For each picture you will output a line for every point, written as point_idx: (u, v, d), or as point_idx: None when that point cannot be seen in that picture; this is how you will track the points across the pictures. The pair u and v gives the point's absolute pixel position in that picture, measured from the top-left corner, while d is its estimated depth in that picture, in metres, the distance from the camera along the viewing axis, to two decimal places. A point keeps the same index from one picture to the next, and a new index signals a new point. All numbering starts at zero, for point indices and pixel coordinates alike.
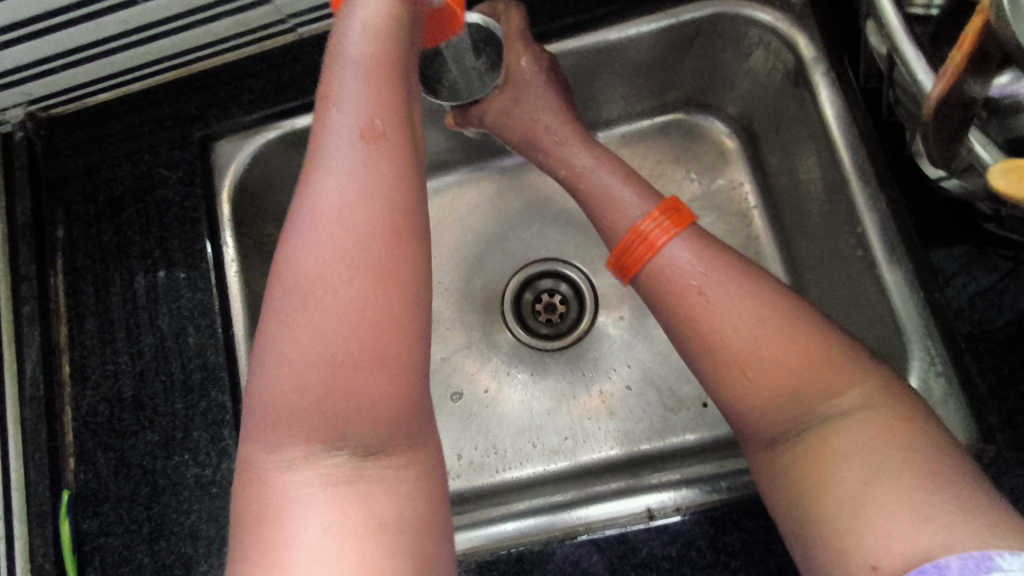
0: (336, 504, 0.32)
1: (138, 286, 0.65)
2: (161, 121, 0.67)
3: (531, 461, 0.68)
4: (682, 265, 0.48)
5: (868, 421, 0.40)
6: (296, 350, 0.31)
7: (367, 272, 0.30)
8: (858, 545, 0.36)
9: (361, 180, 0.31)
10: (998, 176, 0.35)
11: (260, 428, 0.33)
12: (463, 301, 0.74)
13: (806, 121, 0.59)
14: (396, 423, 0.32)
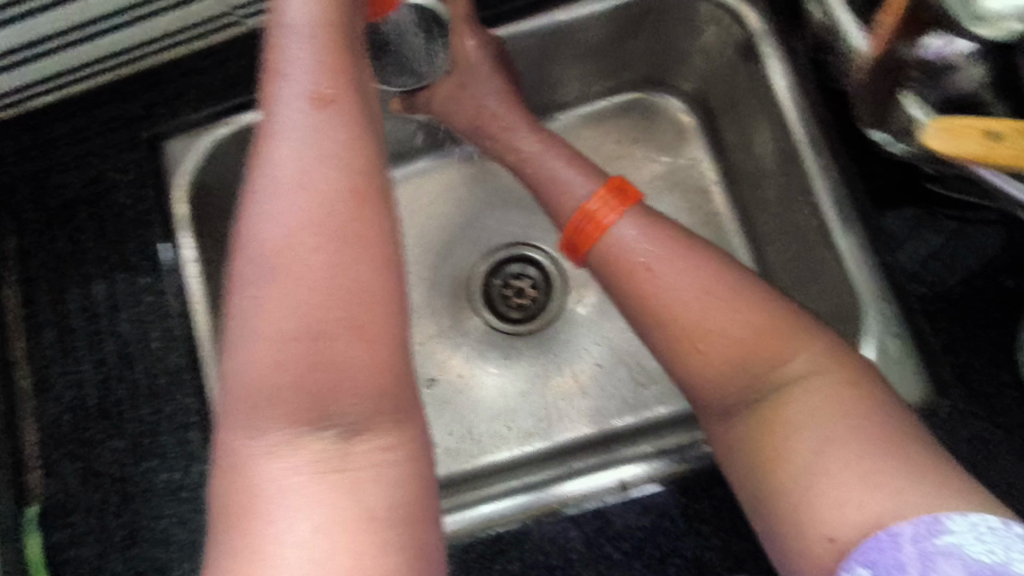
0: (319, 496, 0.28)
1: (98, 293, 0.64)
2: (107, 124, 0.66)
3: (506, 444, 0.68)
4: (629, 243, 0.48)
5: (820, 387, 0.40)
6: (265, 324, 0.27)
7: (339, 234, 0.28)
8: (814, 517, 0.36)
9: (322, 138, 0.28)
10: (932, 136, 0.36)
11: (230, 420, 0.29)
12: (431, 290, 0.73)
13: (756, 95, 0.58)
14: (383, 397, 0.29)
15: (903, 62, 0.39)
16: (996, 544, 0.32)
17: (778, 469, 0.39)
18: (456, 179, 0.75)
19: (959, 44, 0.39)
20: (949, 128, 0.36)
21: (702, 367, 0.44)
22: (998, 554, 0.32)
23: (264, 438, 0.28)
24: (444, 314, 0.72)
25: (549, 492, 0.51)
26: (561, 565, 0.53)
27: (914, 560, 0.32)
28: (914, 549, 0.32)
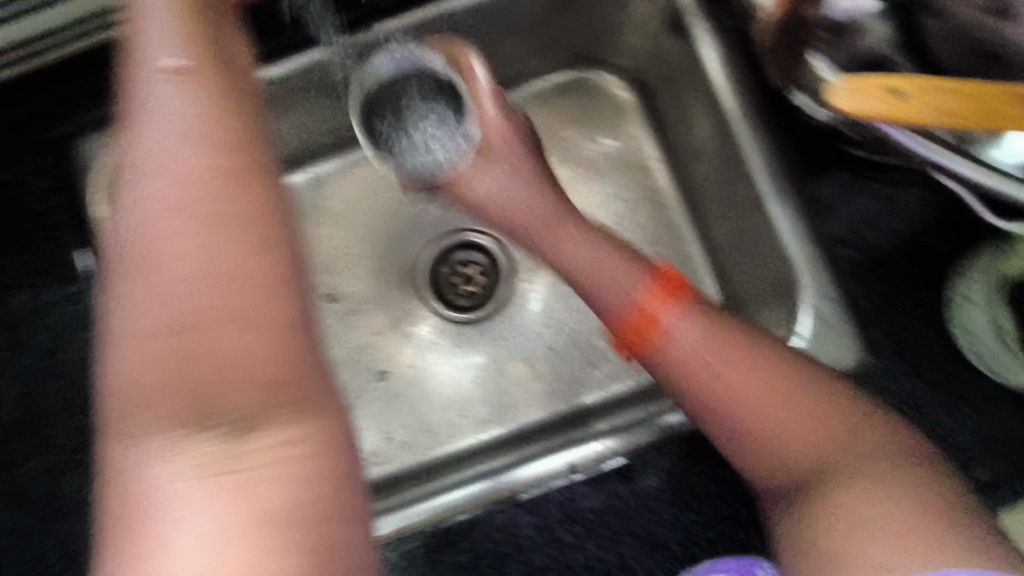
0: (207, 501, 0.25)
1: (19, 304, 0.62)
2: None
3: (461, 433, 0.67)
4: (688, 345, 0.47)
5: (879, 466, 0.40)
6: (138, 318, 0.26)
7: (205, 213, 0.26)
8: (849, 561, 0.37)
9: (179, 118, 0.28)
10: (838, 93, 0.40)
11: (106, 431, 0.26)
12: (375, 282, 0.71)
13: (689, 67, 0.57)
14: (274, 388, 0.26)
15: (805, 20, 0.41)
16: None
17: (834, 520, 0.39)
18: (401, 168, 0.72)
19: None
20: (855, 87, 0.39)
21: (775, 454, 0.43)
22: None
23: (141, 446, 0.25)
24: (391, 306, 0.70)
25: (502, 482, 0.50)
26: (512, 553, 0.52)
27: None
28: None
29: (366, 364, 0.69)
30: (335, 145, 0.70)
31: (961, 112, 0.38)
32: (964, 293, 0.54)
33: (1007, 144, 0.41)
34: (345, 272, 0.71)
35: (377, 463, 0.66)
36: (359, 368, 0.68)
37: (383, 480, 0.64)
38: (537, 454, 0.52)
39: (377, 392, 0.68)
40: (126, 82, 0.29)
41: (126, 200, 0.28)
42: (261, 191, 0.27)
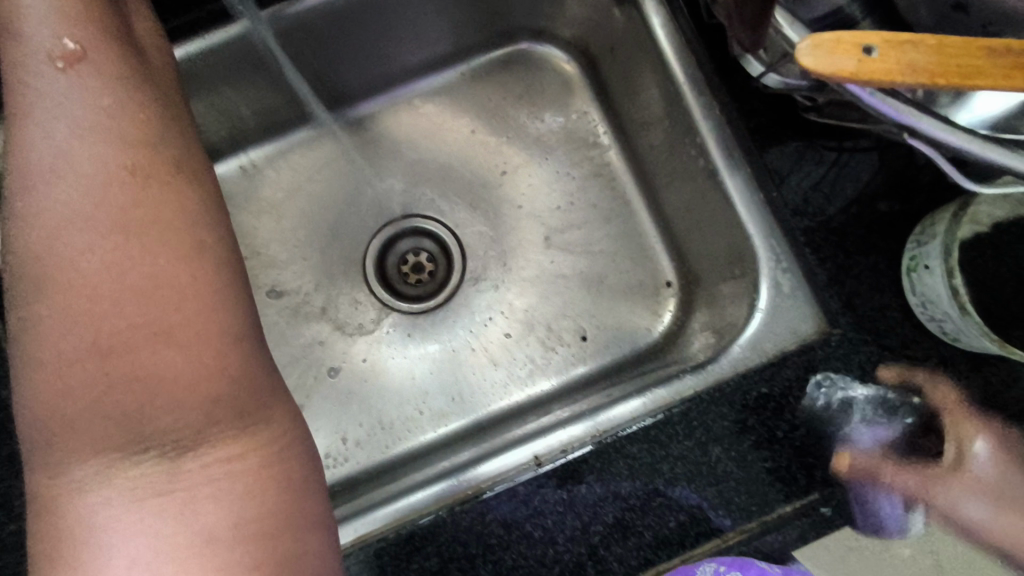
0: (141, 527, 0.27)
1: None
2: None
3: (420, 429, 0.64)
4: None
5: None
6: (58, 341, 0.28)
7: (120, 235, 0.30)
8: None
9: (89, 152, 0.31)
10: (806, 53, 0.29)
11: (32, 455, 0.28)
12: (319, 275, 0.67)
13: (635, 37, 0.56)
14: (213, 406, 0.29)
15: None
16: None
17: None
18: (339, 153, 0.68)
19: None
20: (822, 43, 0.29)
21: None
22: None
23: (70, 469, 0.27)
24: (338, 299, 0.67)
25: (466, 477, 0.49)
26: (479, 554, 0.46)
27: None
28: None
29: (317, 362, 0.65)
30: (266, 129, 0.66)
31: (940, 69, 0.29)
32: (920, 259, 0.46)
33: (971, 107, 0.35)
34: (288, 264, 0.67)
35: (330, 466, 0.62)
36: (308, 366, 0.65)
37: (339, 483, 0.61)
38: (506, 450, 0.51)
39: (324, 394, 0.65)
40: (20, 122, 0.32)
41: (32, 228, 0.30)
42: (175, 213, 0.31)
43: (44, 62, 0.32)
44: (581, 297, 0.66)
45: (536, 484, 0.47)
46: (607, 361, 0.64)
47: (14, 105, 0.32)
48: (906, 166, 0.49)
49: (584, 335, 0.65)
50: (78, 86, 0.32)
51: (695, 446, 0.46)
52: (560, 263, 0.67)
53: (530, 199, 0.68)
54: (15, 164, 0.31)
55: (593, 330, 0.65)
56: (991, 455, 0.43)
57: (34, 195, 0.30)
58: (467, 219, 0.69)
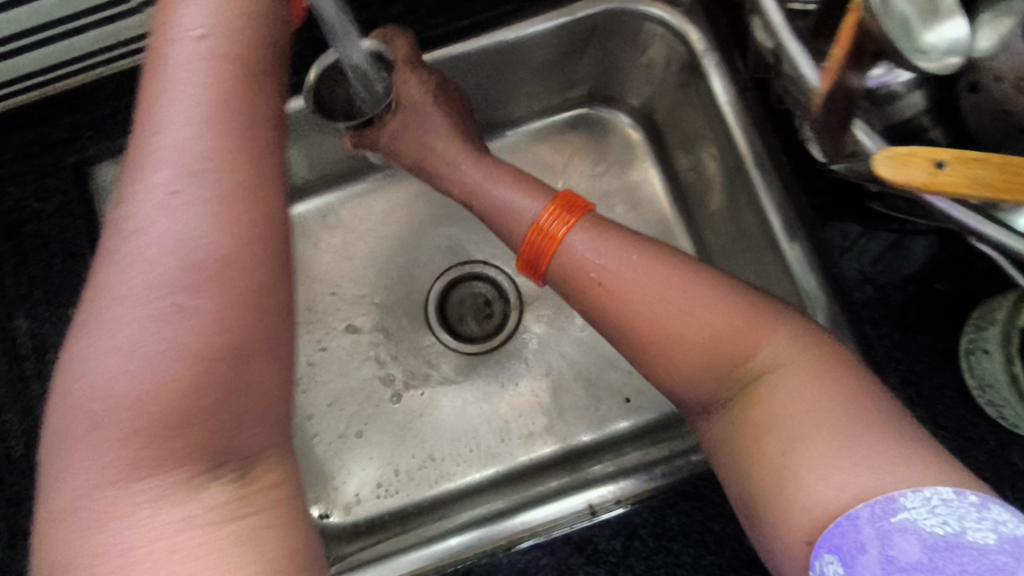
0: (215, 559, 0.25)
1: (20, 333, 0.59)
2: (24, 148, 0.58)
3: (470, 467, 0.66)
4: (584, 258, 0.47)
5: (696, 318, 0.42)
6: (159, 345, 0.25)
7: (241, 244, 0.27)
8: (685, 388, 0.43)
9: (225, 151, 0.27)
10: (882, 163, 0.31)
11: (84, 446, 0.25)
12: (384, 314, 0.71)
13: (703, 109, 0.58)
14: (280, 425, 0.29)
15: (853, 93, 0.32)
16: (949, 516, 0.30)
17: (650, 341, 0.43)
18: (411, 200, 0.73)
19: (903, 75, 0.37)
20: (896, 154, 0.31)
21: (671, 361, 0.43)
22: (952, 524, 0.30)
23: (137, 479, 0.25)
24: (401, 336, 0.70)
25: (510, 524, 0.52)
26: None
27: (873, 539, 0.31)
28: (874, 531, 0.31)
29: (377, 394, 0.68)
30: (345, 174, 0.71)
31: (1004, 185, 0.31)
32: (979, 343, 0.50)
33: None
34: (355, 301, 0.71)
35: (380, 496, 0.66)
36: (369, 398, 0.68)
37: (392, 513, 0.65)
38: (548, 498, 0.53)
39: (378, 425, 0.68)
40: (153, 104, 0.28)
41: (141, 216, 0.26)
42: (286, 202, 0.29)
43: (204, 57, 0.28)
44: None
45: (591, 533, 0.54)
46: (652, 416, 0.66)
47: (147, 82, 0.29)
48: (964, 254, 0.53)
49: (627, 397, 0.67)
50: (238, 77, 0.29)
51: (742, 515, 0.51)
52: None
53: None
54: (140, 111, 0.28)
55: (636, 393, 0.67)
56: (419, 94, 0.55)
57: (146, 183, 0.27)
58: None
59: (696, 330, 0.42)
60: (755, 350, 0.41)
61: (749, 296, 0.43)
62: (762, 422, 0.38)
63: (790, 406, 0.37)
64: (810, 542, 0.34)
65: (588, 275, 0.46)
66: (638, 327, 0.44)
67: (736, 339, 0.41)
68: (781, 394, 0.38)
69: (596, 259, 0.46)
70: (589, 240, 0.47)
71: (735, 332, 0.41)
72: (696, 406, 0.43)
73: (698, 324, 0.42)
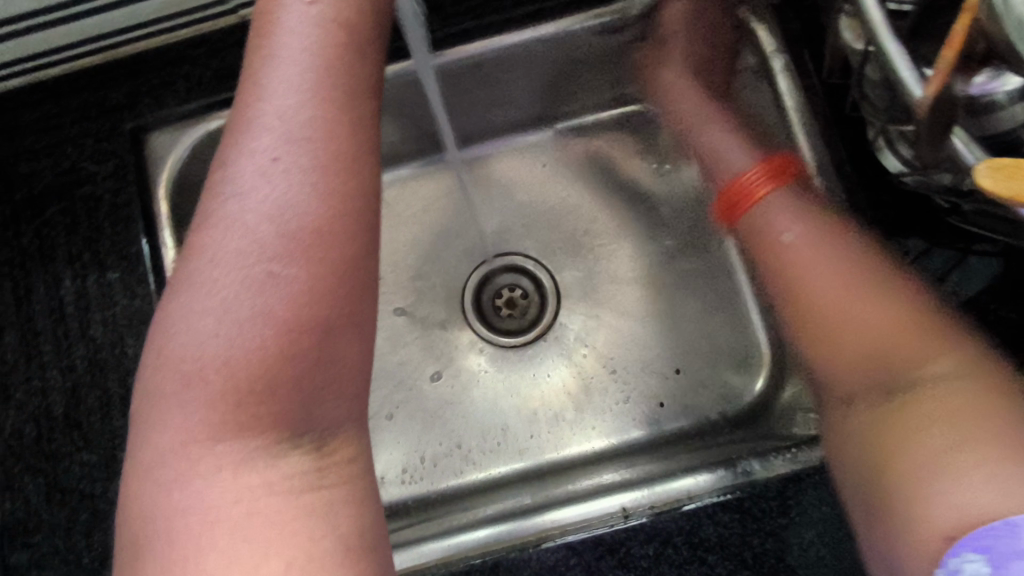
0: (291, 527, 0.29)
1: (67, 293, 0.59)
2: (84, 110, 0.59)
3: (497, 462, 0.66)
4: (778, 223, 0.47)
5: (877, 308, 0.40)
6: (252, 307, 0.30)
7: (331, 224, 0.31)
8: (839, 383, 0.42)
9: (319, 127, 0.33)
10: (983, 175, 0.29)
11: (175, 402, 0.30)
12: (422, 299, 0.70)
13: (763, 115, 0.57)
14: (357, 401, 0.33)
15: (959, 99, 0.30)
16: None
17: (818, 318, 0.42)
18: (455, 186, 0.72)
19: (1010, 82, 0.35)
20: (999, 166, 0.29)
21: (830, 347, 0.42)
22: None
23: (223, 440, 0.30)
24: (438, 324, 0.69)
25: (540, 519, 0.53)
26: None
27: None
28: None
29: (411, 380, 0.68)
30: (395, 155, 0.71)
31: None
32: None
33: None
34: (393, 285, 0.70)
35: (405, 482, 0.66)
36: (399, 385, 0.68)
37: (415, 499, 0.65)
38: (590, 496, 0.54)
39: (411, 410, 0.67)
40: (264, 77, 0.34)
41: (245, 181, 0.32)
42: (368, 199, 0.33)
43: (313, 37, 0.35)
44: (674, 351, 0.67)
45: (624, 535, 0.53)
46: (686, 424, 0.65)
47: (259, 57, 0.35)
48: None
49: (661, 402, 0.66)
50: (333, 78, 0.34)
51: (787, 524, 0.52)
52: (657, 322, 0.68)
53: (644, 250, 0.69)
54: (245, 108, 0.34)
55: (671, 399, 0.66)
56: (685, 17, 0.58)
57: (250, 152, 0.32)
58: (568, 266, 0.70)
59: (867, 320, 0.40)
60: (925, 357, 0.38)
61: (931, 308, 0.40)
62: (911, 431, 0.36)
63: (960, 422, 0.35)
64: (949, 539, 0.32)
65: (773, 233, 0.47)
66: (812, 305, 0.42)
67: (912, 344, 0.39)
68: (944, 404, 0.36)
69: (787, 219, 0.47)
70: (785, 197, 0.48)
71: (911, 336, 0.39)
72: (838, 397, 0.42)
73: (874, 317, 0.40)
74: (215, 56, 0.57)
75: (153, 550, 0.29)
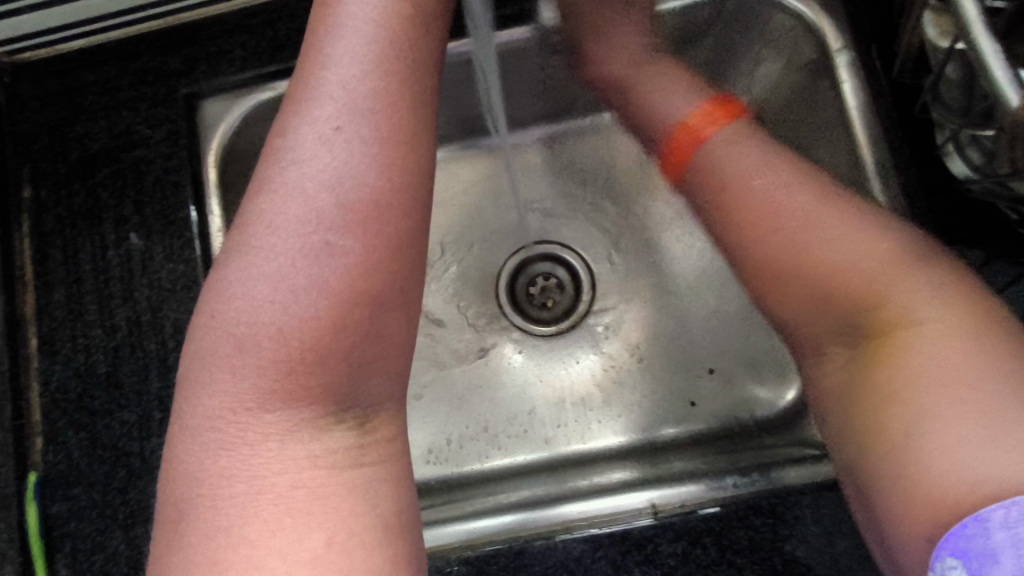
0: (331, 502, 0.31)
1: (115, 257, 0.61)
2: (141, 74, 0.60)
3: (519, 451, 0.66)
4: (729, 162, 0.46)
5: (842, 252, 0.41)
6: (308, 276, 0.30)
7: (391, 200, 0.31)
8: (806, 332, 0.43)
9: (382, 100, 0.33)
10: None
11: (227, 366, 0.31)
12: (456, 284, 0.70)
13: (817, 116, 0.56)
14: (399, 379, 0.34)
15: None
16: None
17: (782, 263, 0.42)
18: (496, 170, 0.72)
19: None
20: None
21: (790, 294, 0.42)
22: None
23: (272, 409, 0.31)
24: (470, 307, 0.69)
25: (561, 511, 0.53)
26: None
27: (1006, 547, 0.30)
28: (1007, 536, 0.30)
29: (440, 364, 0.68)
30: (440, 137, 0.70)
31: None
32: None
33: None
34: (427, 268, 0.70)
35: (429, 462, 0.66)
36: (429, 367, 0.68)
37: (437, 482, 0.65)
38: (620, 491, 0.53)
39: (439, 390, 0.67)
40: (325, 44, 0.34)
41: (306, 149, 0.31)
42: (424, 178, 0.33)
43: (379, 9, 0.35)
44: (710, 350, 0.66)
45: (652, 531, 0.53)
46: (716, 423, 0.64)
47: (321, 27, 0.35)
48: None
49: (693, 402, 0.65)
50: (397, 52, 0.34)
51: (821, 533, 0.52)
52: (692, 322, 0.67)
53: (682, 246, 0.68)
54: (307, 75, 0.33)
55: (704, 398, 0.65)
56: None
57: (312, 119, 0.32)
58: (607, 259, 0.69)
59: (833, 260, 0.41)
60: (888, 294, 0.39)
61: (894, 238, 0.40)
62: (887, 374, 0.37)
63: (929, 373, 0.35)
64: (932, 540, 0.33)
65: (728, 179, 0.46)
66: (774, 248, 0.43)
67: (879, 278, 0.39)
68: (915, 352, 0.36)
69: (739, 163, 0.46)
70: (733, 137, 0.47)
71: (873, 274, 0.39)
72: (811, 342, 0.43)
73: (846, 256, 0.40)
74: (270, 27, 0.58)
75: (196, 515, 0.30)
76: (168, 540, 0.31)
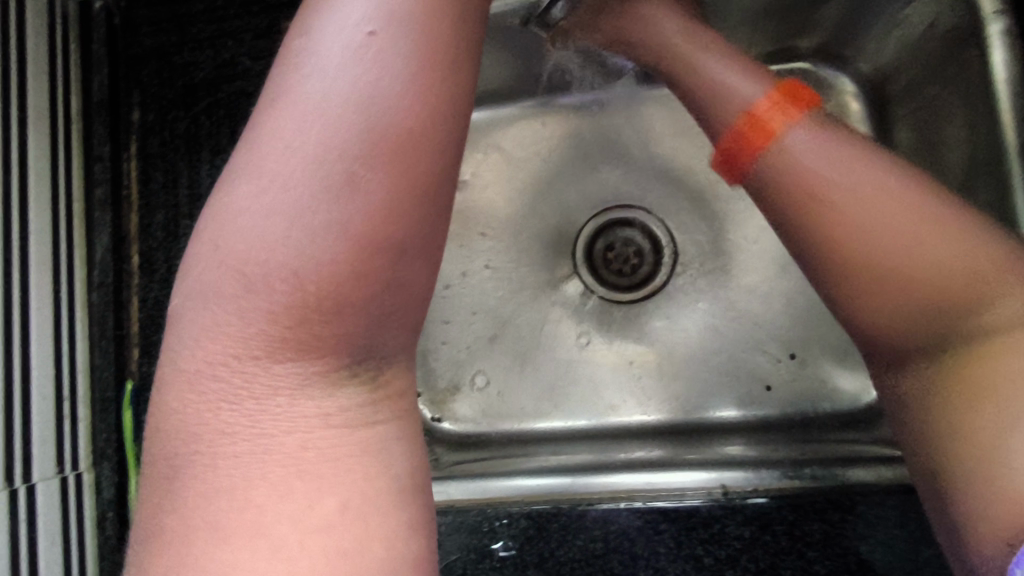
0: (344, 465, 0.28)
1: (207, 182, 0.63)
2: (246, 4, 0.62)
3: (582, 414, 0.65)
4: (805, 153, 0.40)
5: (940, 250, 0.36)
6: (328, 215, 0.25)
7: (426, 126, 0.26)
8: (882, 343, 0.38)
9: (427, 6, 0.28)
10: None
11: (235, 313, 0.27)
12: (528, 241, 0.69)
13: (964, 88, 0.50)
14: (414, 330, 0.30)
15: None
16: None
17: (872, 269, 0.36)
18: (582, 126, 0.69)
19: None
20: None
21: (881, 300, 0.36)
22: None
23: (277, 362, 0.28)
24: (540, 266, 0.68)
25: (591, 482, 0.57)
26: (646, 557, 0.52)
27: None
28: None
29: (505, 322, 0.67)
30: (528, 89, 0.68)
31: None
32: None
33: None
34: (500, 225, 0.69)
35: (483, 417, 0.66)
36: (501, 323, 0.67)
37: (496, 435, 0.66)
38: (688, 468, 0.56)
39: (507, 345, 0.67)
40: None
41: (333, 55, 0.26)
42: (460, 105, 0.28)
43: None
44: (793, 336, 0.63)
45: (720, 512, 0.51)
46: (791, 411, 0.61)
47: None
48: None
49: (768, 385, 0.62)
50: None
51: (905, 537, 0.49)
52: (770, 307, 0.63)
53: (750, 233, 0.65)
54: None
55: (780, 384, 0.62)
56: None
57: (342, 22, 0.27)
58: (689, 225, 0.66)
59: (929, 268, 0.36)
60: (986, 293, 0.35)
61: (990, 236, 0.36)
62: (991, 384, 0.34)
63: None
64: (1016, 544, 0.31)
65: (816, 174, 0.39)
66: (862, 245, 0.37)
67: (981, 275, 0.35)
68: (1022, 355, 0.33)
69: (827, 156, 0.39)
70: (816, 134, 0.40)
71: (973, 269, 0.35)
72: (887, 355, 0.38)
73: (947, 254, 0.36)
74: None
75: (191, 472, 0.28)
76: (159, 495, 0.28)
